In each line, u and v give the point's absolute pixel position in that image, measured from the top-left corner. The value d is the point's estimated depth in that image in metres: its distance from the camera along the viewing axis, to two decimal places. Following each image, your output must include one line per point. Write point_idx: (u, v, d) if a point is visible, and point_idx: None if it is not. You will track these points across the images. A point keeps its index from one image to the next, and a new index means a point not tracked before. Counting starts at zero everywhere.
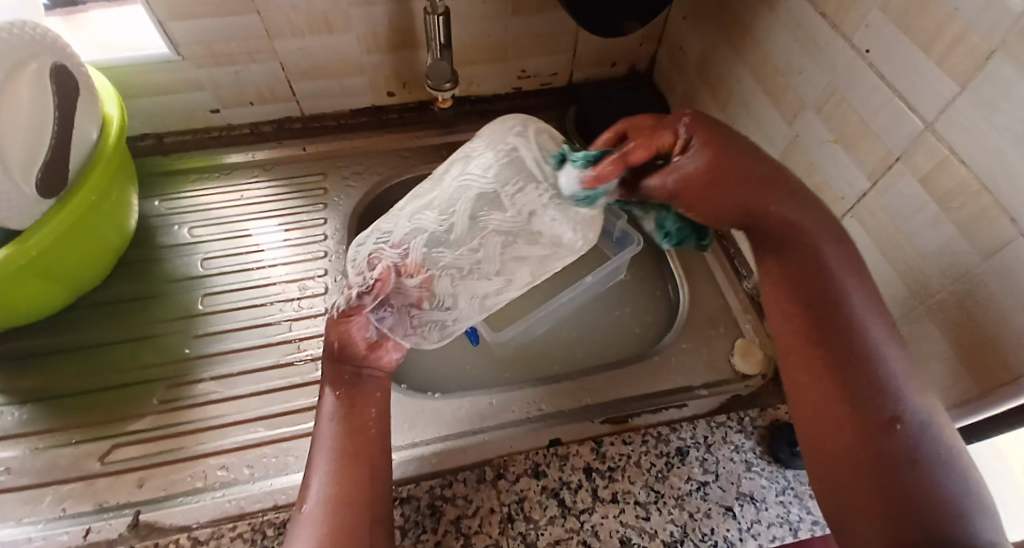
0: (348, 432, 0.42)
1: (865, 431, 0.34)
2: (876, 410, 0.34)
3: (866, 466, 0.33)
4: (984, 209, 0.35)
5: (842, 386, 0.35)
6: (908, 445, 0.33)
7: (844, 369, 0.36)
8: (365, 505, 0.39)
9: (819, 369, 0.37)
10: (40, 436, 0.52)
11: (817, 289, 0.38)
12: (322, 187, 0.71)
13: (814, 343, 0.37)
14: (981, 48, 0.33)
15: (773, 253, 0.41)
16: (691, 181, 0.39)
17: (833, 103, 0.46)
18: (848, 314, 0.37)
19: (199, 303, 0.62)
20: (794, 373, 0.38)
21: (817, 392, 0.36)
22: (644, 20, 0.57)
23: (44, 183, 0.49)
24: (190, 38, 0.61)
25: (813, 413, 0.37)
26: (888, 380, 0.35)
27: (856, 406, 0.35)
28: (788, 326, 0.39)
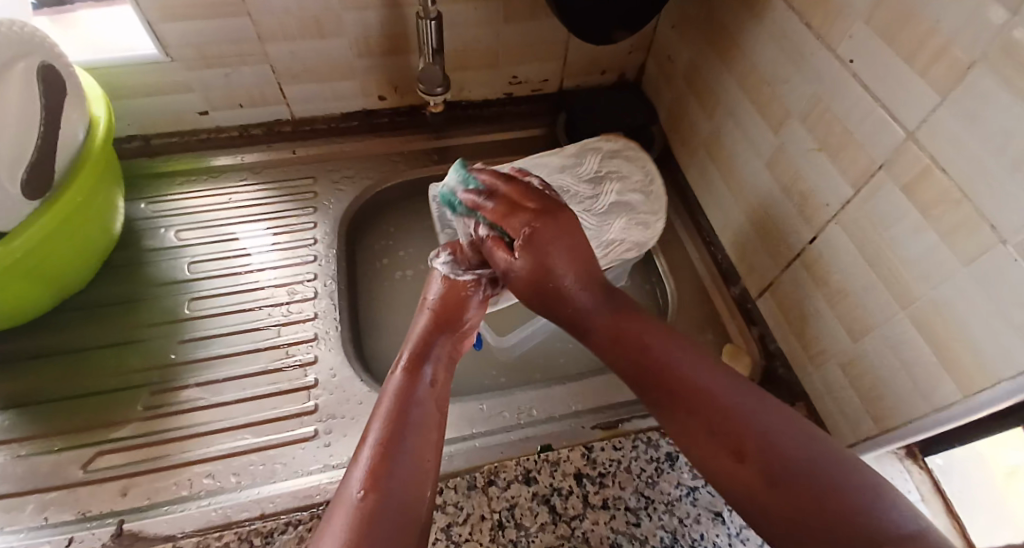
0: (413, 407, 0.42)
1: (762, 483, 0.33)
2: (762, 440, 0.35)
3: (803, 511, 0.31)
4: (965, 217, 0.36)
5: (761, 458, 0.34)
6: (789, 459, 0.33)
7: (736, 440, 0.35)
8: (413, 483, 0.37)
9: (704, 436, 0.36)
10: (20, 443, 0.51)
11: (670, 363, 0.40)
12: (312, 191, 0.71)
13: (732, 449, 0.35)
14: (962, 62, 0.34)
15: (625, 351, 0.43)
16: (521, 279, 0.49)
17: (819, 113, 0.47)
18: (704, 382, 0.38)
19: (185, 308, 0.61)
20: (689, 447, 0.37)
21: (708, 446, 0.36)
22: (635, 29, 0.58)
23: (29, 184, 0.48)
24: (178, 39, 0.60)
25: (717, 472, 0.36)
26: (759, 431, 0.35)
27: (760, 474, 0.34)
28: (673, 420, 0.39)
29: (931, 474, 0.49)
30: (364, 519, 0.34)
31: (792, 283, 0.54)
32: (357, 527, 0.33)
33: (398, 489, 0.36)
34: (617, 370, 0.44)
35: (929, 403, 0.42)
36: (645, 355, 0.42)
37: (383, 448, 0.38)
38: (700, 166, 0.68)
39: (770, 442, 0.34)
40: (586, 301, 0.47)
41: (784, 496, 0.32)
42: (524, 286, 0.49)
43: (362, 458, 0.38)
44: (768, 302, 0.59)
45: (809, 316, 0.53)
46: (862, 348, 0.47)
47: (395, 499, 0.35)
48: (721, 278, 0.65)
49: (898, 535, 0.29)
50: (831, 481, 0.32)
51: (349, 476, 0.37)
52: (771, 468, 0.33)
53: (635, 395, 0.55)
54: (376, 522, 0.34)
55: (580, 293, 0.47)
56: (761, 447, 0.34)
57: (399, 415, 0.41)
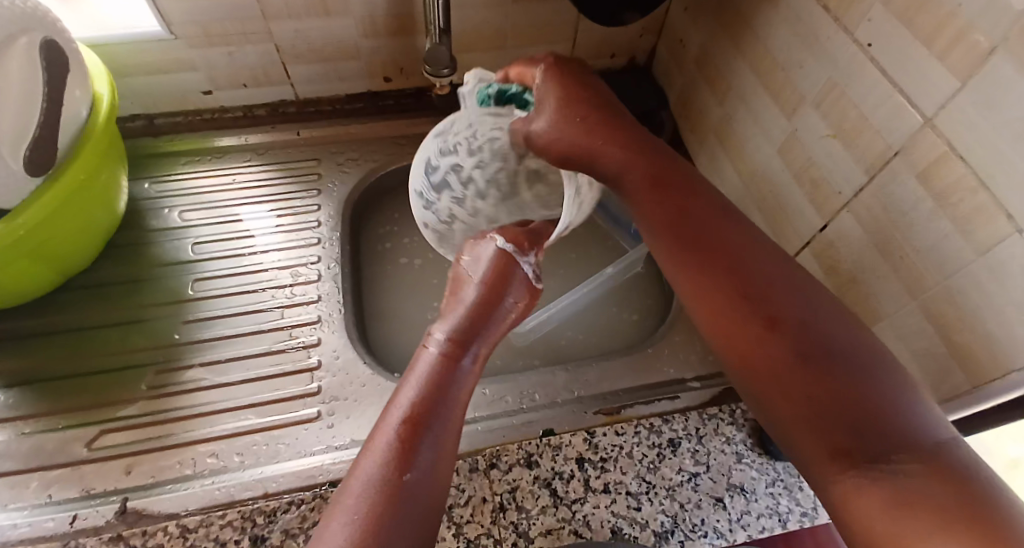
0: (449, 385, 0.39)
1: (810, 368, 0.31)
2: (820, 346, 0.31)
3: (824, 393, 0.30)
4: (982, 205, 0.35)
5: (796, 334, 0.32)
6: (845, 363, 0.31)
7: (772, 310, 0.33)
8: (439, 472, 0.35)
9: (736, 306, 0.34)
10: (27, 420, 0.52)
11: (714, 238, 0.37)
12: (315, 172, 0.70)
13: (767, 329, 0.33)
14: (983, 47, 0.33)
15: (674, 236, 0.38)
16: (549, 134, 0.42)
17: (833, 99, 0.46)
18: (740, 248, 0.36)
19: (189, 288, 0.61)
20: (712, 314, 0.35)
21: (737, 317, 0.34)
22: (646, 11, 0.56)
23: (32, 161, 0.47)
24: (182, 17, 0.59)
25: (736, 346, 0.34)
26: (818, 329, 0.32)
27: (791, 345, 0.32)
28: (703, 294, 0.36)
29: None
30: (387, 501, 0.32)
31: None
32: (378, 512, 0.31)
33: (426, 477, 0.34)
34: (649, 225, 0.39)
35: (938, 394, 0.41)
36: (711, 235, 0.37)
37: (414, 423, 0.35)
38: (710, 152, 0.67)
39: (835, 338, 0.32)
40: (621, 161, 0.40)
41: (825, 374, 0.30)
42: (549, 151, 0.43)
43: (387, 427, 0.35)
44: None
45: None
46: None
47: (420, 488, 0.33)
48: None
49: (933, 442, 0.28)
50: (865, 359, 0.31)
51: (373, 442, 0.35)
52: (804, 337, 0.32)
53: (639, 382, 0.55)
54: (399, 508, 0.32)
55: (614, 152, 0.40)
56: (800, 321, 0.33)
57: (434, 389, 0.38)
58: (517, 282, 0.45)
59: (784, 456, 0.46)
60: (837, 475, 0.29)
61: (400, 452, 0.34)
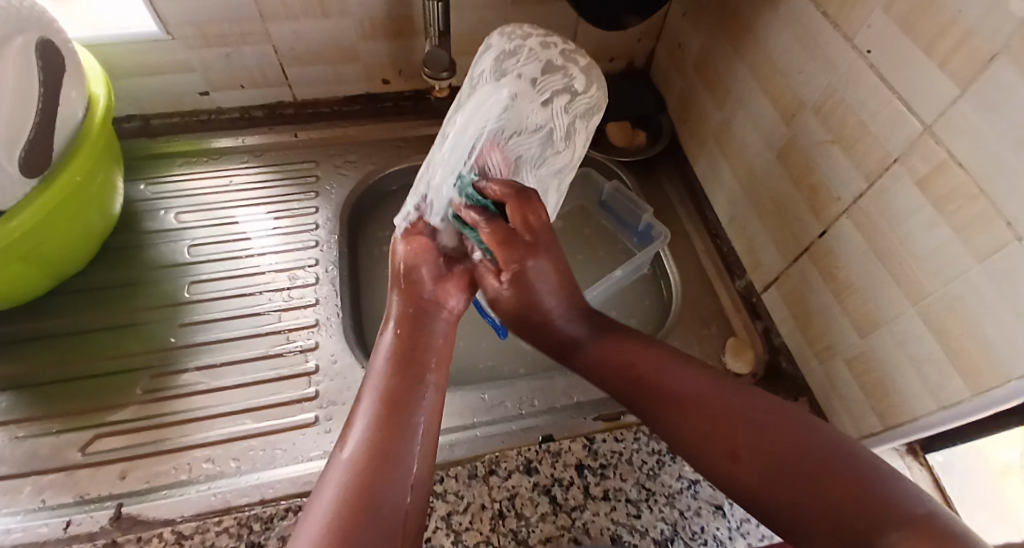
0: (410, 372, 0.39)
1: (783, 475, 0.31)
2: (774, 452, 0.32)
3: (801, 488, 0.30)
4: (982, 212, 0.35)
5: (757, 456, 0.32)
6: (807, 462, 0.30)
7: (730, 439, 0.33)
8: (417, 458, 0.34)
9: (710, 428, 0.34)
10: (20, 425, 0.51)
11: (648, 372, 0.39)
12: (313, 175, 0.70)
13: (735, 451, 0.33)
14: (983, 55, 0.33)
15: (614, 374, 0.40)
16: (509, 301, 0.44)
17: (833, 105, 0.46)
18: (682, 387, 0.37)
19: (185, 291, 0.61)
20: (685, 446, 0.35)
21: (699, 442, 0.34)
22: (646, 15, 0.56)
23: (27, 163, 0.47)
24: (178, 17, 0.59)
25: (709, 464, 0.34)
26: (778, 430, 0.33)
27: (750, 445, 0.32)
28: (681, 433, 0.35)
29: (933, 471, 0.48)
30: (355, 495, 0.31)
31: (800, 277, 0.54)
32: (346, 510, 0.30)
33: (403, 465, 0.34)
34: (606, 378, 0.41)
35: (938, 401, 0.41)
36: (654, 372, 0.39)
37: (376, 421, 0.35)
38: (708, 157, 0.67)
39: (795, 432, 0.32)
40: (576, 331, 0.44)
41: (795, 474, 0.30)
42: (506, 312, 0.45)
43: (350, 438, 0.34)
44: (774, 296, 0.58)
45: (816, 311, 0.52)
46: (871, 346, 0.46)
47: (397, 477, 0.33)
48: (727, 270, 0.65)
49: (914, 513, 0.27)
50: (830, 443, 0.31)
51: (341, 448, 0.34)
52: (766, 459, 0.32)
53: None
54: (372, 501, 0.31)
55: (565, 322, 0.44)
56: (751, 425, 0.33)
57: (393, 383, 0.38)
58: (432, 277, 0.46)
59: None
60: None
61: (366, 451, 0.33)
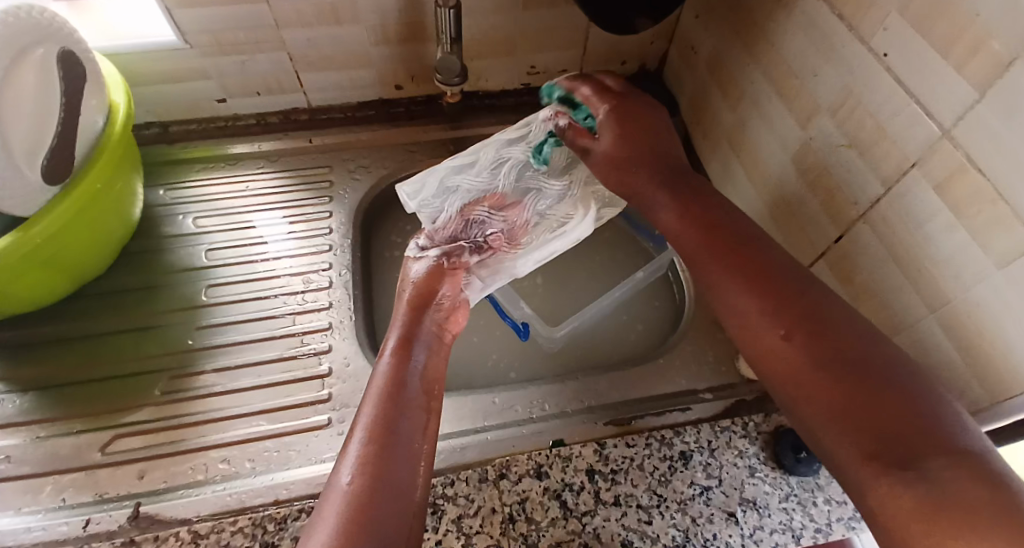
0: (403, 394, 0.41)
1: (824, 361, 0.35)
2: (833, 337, 0.36)
3: (860, 407, 0.32)
4: (1000, 217, 0.34)
5: (808, 338, 0.36)
6: (871, 370, 0.33)
7: (790, 321, 0.37)
8: (408, 469, 0.37)
9: (756, 281, 0.40)
10: (41, 425, 0.52)
11: (769, 267, 0.41)
12: (327, 179, 0.70)
13: (790, 338, 0.37)
14: (1001, 57, 0.33)
15: (717, 248, 0.43)
16: (612, 155, 0.51)
17: (848, 108, 0.46)
18: (767, 256, 0.41)
19: (202, 294, 0.62)
20: (741, 328, 0.40)
21: (762, 325, 0.38)
22: (657, 18, 0.56)
23: (49, 170, 0.48)
24: (196, 26, 0.60)
25: (763, 346, 0.38)
26: (859, 346, 0.35)
27: (813, 346, 0.36)
28: (750, 301, 0.40)
29: None
30: (358, 506, 0.34)
31: None
32: (349, 521, 0.33)
33: (395, 476, 0.36)
34: (684, 250, 0.45)
35: None
36: (740, 233, 0.43)
37: (376, 436, 0.37)
38: (722, 160, 0.66)
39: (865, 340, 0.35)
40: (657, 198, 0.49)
41: (867, 384, 0.33)
42: (606, 163, 0.52)
43: (352, 449, 0.37)
44: None
45: None
46: None
47: (389, 489, 0.35)
48: None
49: (961, 447, 0.29)
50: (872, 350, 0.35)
51: (339, 466, 0.36)
52: (820, 352, 0.35)
53: (651, 391, 0.54)
54: (371, 510, 0.34)
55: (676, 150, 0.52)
56: (837, 339, 0.35)
57: (389, 404, 0.40)
58: (450, 298, 0.51)
59: (799, 470, 0.46)
60: (874, 477, 0.30)
61: (362, 469, 0.36)
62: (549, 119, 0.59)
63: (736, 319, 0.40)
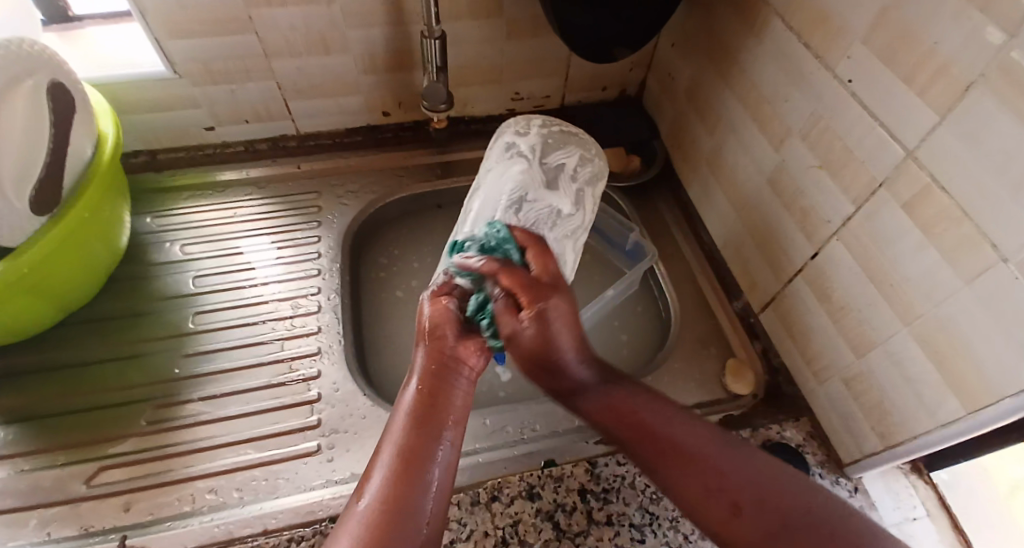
0: (434, 412, 0.41)
1: (765, 516, 0.36)
2: (776, 495, 0.36)
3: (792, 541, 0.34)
4: (966, 233, 0.36)
5: (767, 509, 0.36)
6: (795, 512, 0.35)
7: (733, 497, 0.37)
8: (432, 494, 0.38)
9: (712, 473, 0.38)
10: (24, 458, 0.51)
11: (647, 423, 0.42)
12: (316, 205, 0.71)
13: (757, 502, 0.36)
14: (959, 83, 0.35)
15: (613, 416, 0.43)
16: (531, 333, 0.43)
17: (819, 131, 0.48)
18: (691, 447, 0.40)
19: (189, 321, 0.61)
20: (686, 500, 0.39)
21: (705, 504, 0.37)
22: (635, 47, 0.59)
23: (37, 199, 0.48)
24: (186, 56, 0.61)
25: (708, 518, 0.38)
26: (778, 492, 0.36)
27: (744, 509, 0.36)
28: (687, 486, 0.38)
29: (937, 489, 0.49)
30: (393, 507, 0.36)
31: (794, 298, 0.55)
32: (369, 539, 0.34)
33: (419, 501, 0.37)
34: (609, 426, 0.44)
35: (933, 419, 0.42)
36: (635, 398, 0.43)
37: (398, 460, 0.38)
38: (701, 181, 0.68)
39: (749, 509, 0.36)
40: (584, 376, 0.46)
41: (794, 532, 0.35)
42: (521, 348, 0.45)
43: (377, 468, 0.38)
44: (771, 317, 0.59)
45: (811, 330, 0.53)
46: (866, 364, 0.47)
47: (414, 510, 0.36)
48: (723, 291, 0.66)
49: None
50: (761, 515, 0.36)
51: (362, 486, 0.38)
52: (783, 514, 0.35)
53: None
54: (399, 526, 0.35)
55: (579, 366, 0.45)
56: (756, 499, 0.36)
57: (422, 423, 0.40)
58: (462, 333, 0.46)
59: None
60: None
61: (397, 485, 0.37)
62: (556, 149, 0.57)
63: (677, 489, 0.39)
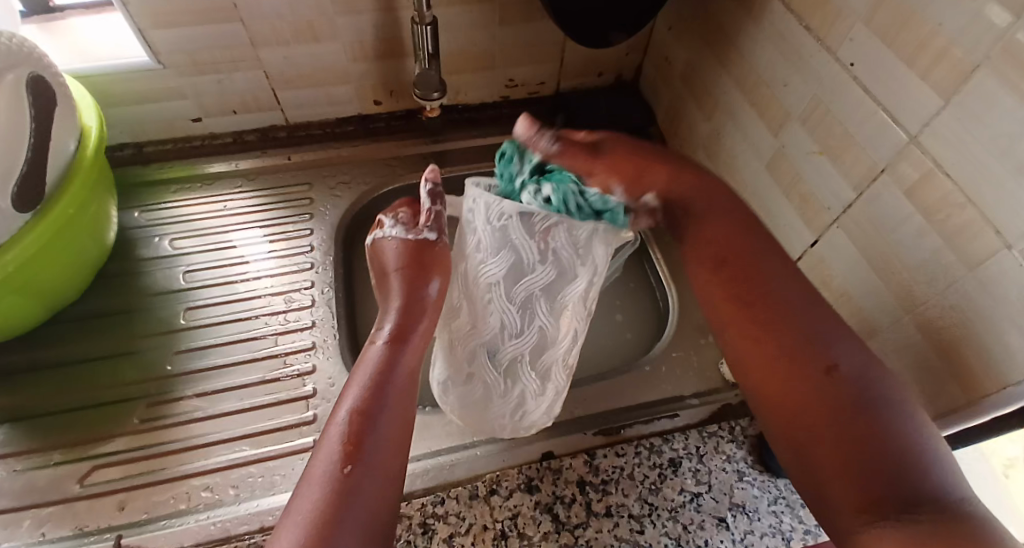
0: (393, 375, 0.41)
1: (814, 370, 0.37)
2: (852, 368, 0.37)
3: (859, 434, 0.34)
4: (969, 219, 0.35)
5: (846, 382, 0.36)
6: (856, 389, 0.36)
7: (830, 359, 0.37)
8: (392, 457, 0.37)
9: (776, 338, 0.39)
10: (16, 458, 0.51)
11: (750, 272, 0.43)
12: (307, 197, 0.70)
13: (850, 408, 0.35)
14: (964, 65, 0.34)
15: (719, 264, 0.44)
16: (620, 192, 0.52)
17: (819, 115, 0.47)
18: (768, 267, 0.43)
19: (181, 317, 0.61)
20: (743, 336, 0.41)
21: (796, 355, 0.38)
22: (630, 31, 0.57)
23: (20, 196, 0.47)
24: (170, 46, 0.59)
25: (780, 363, 0.39)
26: (863, 380, 0.36)
27: (825, 358, 0.37)
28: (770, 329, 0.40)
29: None
30: (343, 486, 0.33)
31: None
32: (333, 491, 0.33)
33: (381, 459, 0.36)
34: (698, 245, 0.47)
35: (935, 406, 0.41)
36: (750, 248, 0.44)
37: (362, 412, 0.37)
38: None
39: (821, 339, 0.38)
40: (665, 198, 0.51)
41: (857, 418, 0.35)
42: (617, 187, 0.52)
43: (341, 420, 0.37)
44: None
45: None
46: None
47: (375, 467, 0.35)
48: None
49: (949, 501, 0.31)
50: (821, 347, 0.38)
51: (328, 433, 0.37)
52: (844, 386, 0.36)
53: (638, 401, 0.55)
54: (349, 505, 0.33)
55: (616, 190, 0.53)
56: (846, 366, 0.37)
57: (364, 415, 0.37)
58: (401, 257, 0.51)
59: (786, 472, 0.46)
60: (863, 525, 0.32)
61: (347, 456, 0.35)
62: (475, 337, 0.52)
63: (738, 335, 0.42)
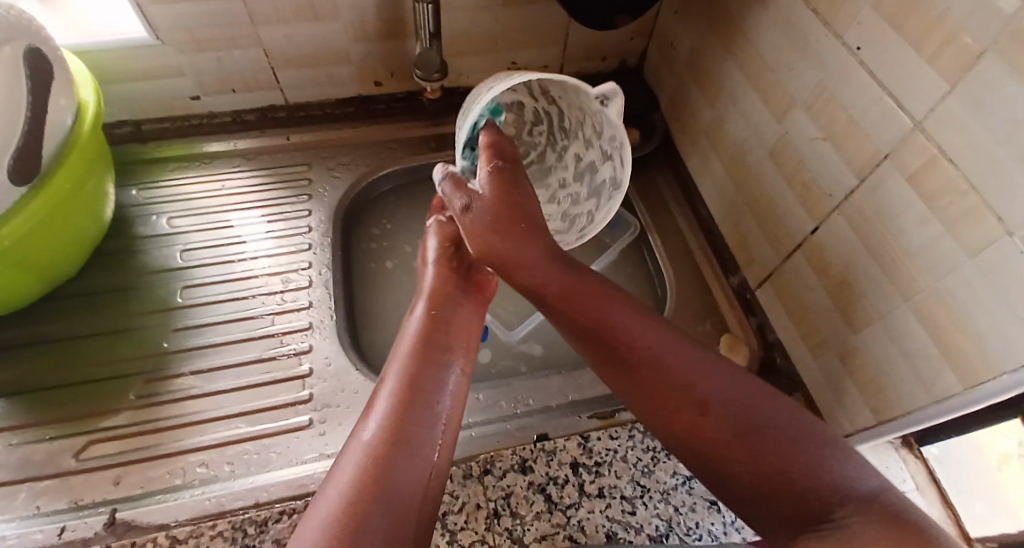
0: (432, 361, 0.43)
1: (690, 410, 0.36)
2: (721, 397, 0.36)
3: (762, 463, 0.33)
4: (971, 206, 0.35)
5: (723, 413, 0.35)
6: (734, 418, 0.35)
7: (699, 395, 0.36)
8: (431, 438, 0.38)
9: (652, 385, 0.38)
10: (13, 431, 0.51)
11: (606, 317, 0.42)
12: (306, 178, 0.70)
13: (743, 434, 0.34)
14: (972, 50, 0.33)
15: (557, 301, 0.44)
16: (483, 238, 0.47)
17: (823, 101, 0.46)
18: (619, 317, 0.42)
19: (178, 295, 0.61)
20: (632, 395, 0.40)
21: (670, 399, 0.37)
22: (635, 14, 0.56)
23: (16, 169, 0.46)
24: (170, 22, 0.59)
25: (664, 414, 0.38)
26: (739, 406, 0.35)
27: (693, 398, 0.36)
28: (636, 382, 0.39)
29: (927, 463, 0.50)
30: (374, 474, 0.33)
31: (792, 273, 0.54)
32: (362, 478, 0.33)
33: (422, 445, 0.37)
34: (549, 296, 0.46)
35: (930, 395, 0.41)
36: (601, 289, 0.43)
37: (398, 404, 0.38)
38: (700, 153, 0.67)
39: (689, 376, 0.37)
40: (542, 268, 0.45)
41: (750, 440, 0.34)
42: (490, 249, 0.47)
43: (377, 412, 0.38)
44: (767, 292, 0.58)
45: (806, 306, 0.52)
46: (862, 339, 0.47)
47: (415, 452, 0.36)
48: (720, 266, 0.65)
49: (869, 494, 0.31)
50: (687, 385, 0.37)
51: (361, 425, 0.37)
52: (728, 413, 0.35)
53: None
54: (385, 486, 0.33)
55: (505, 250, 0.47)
56: (721, 398, 0.36)
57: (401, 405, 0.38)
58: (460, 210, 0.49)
59: None
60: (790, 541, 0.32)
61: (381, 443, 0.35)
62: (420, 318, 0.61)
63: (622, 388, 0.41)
